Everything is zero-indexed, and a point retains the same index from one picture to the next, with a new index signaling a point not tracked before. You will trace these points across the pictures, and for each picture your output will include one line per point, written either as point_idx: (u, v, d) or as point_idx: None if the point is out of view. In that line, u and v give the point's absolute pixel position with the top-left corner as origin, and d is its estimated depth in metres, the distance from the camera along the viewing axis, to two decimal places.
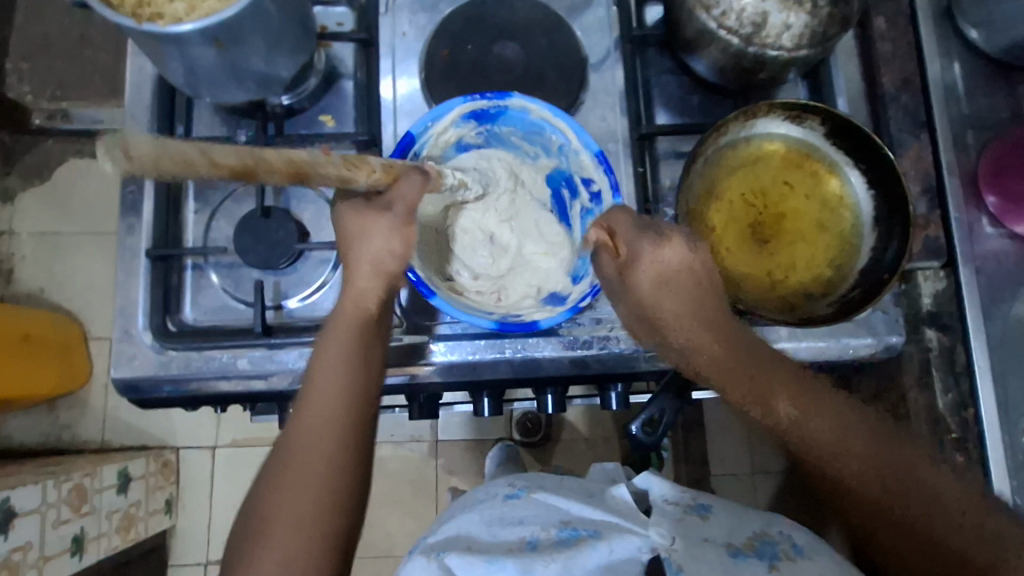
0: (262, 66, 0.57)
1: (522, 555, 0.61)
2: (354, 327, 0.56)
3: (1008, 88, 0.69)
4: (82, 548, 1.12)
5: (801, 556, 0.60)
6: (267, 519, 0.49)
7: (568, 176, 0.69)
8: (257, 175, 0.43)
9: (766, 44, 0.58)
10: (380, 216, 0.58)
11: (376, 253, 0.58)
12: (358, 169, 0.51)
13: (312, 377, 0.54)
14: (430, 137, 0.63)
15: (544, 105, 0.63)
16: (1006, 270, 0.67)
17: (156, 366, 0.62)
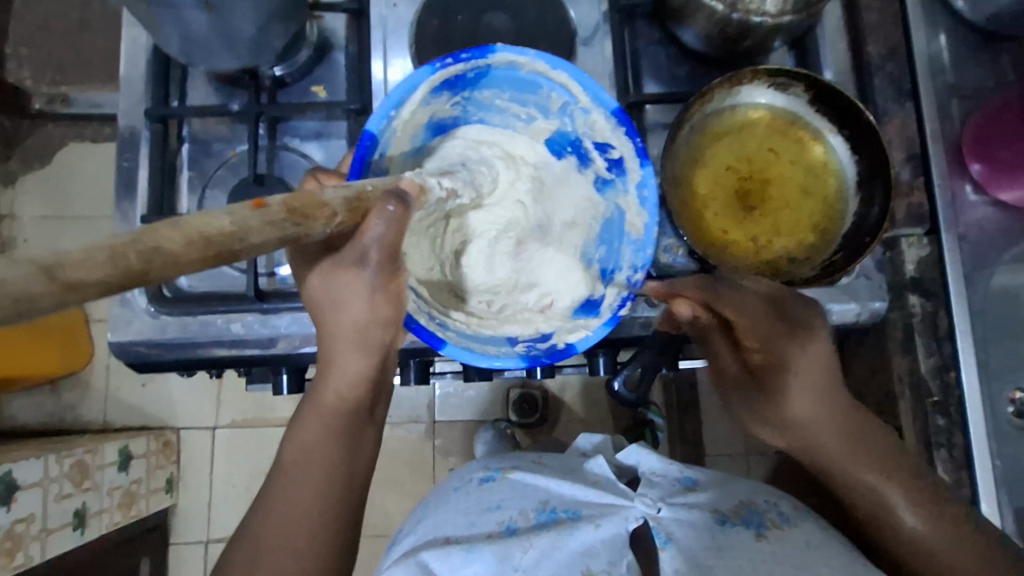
0: (253, 33, 0.58)
1: (501, 541, 0.62)
2: (341, 419, 0.57)
3: (993, 59, 0.70)
4: (84, 523, 1.14)
5: (786, 523, 0.62)
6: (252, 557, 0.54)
7: (572, 139, 0.67)
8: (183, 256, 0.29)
9: (750, 10, 0.59)
10: (358, 276, 0.50)
11: (356, 324, 0.53)
12: (310, 219, 0.38)
13: (296, 462, 0.56)
14: (395, 126, 0.60)
15: (535, 57, 0.60)
16: (987, 236, 0.69)
17: (152, 330, 0.63)
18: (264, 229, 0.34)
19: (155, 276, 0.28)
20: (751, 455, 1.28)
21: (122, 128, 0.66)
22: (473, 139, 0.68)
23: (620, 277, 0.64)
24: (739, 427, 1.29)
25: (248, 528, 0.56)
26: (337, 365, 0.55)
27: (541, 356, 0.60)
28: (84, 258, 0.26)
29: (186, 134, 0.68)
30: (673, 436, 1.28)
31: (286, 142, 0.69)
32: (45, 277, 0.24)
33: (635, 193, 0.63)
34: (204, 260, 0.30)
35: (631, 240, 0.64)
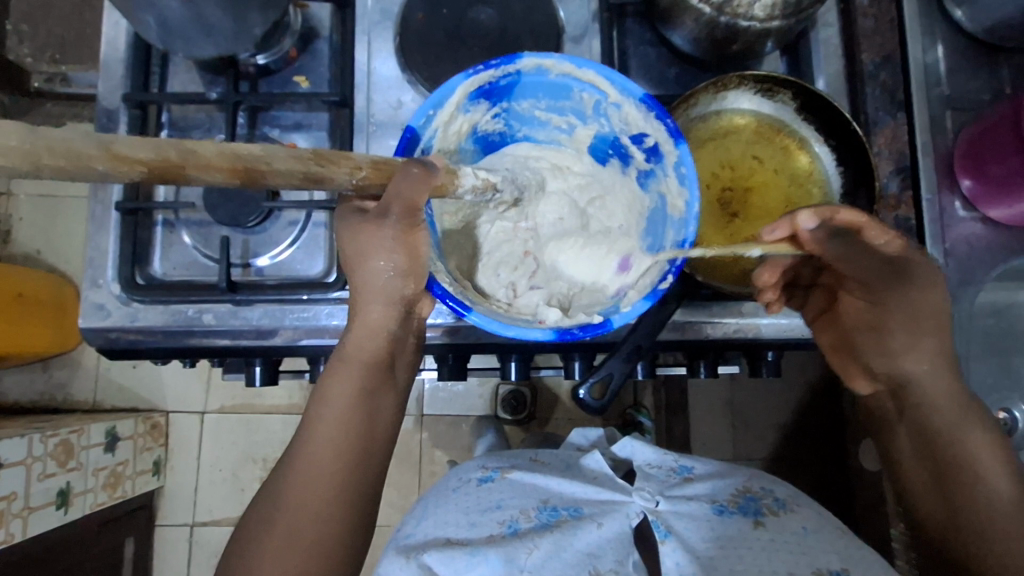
0: (231, 21, 0.57)
1: (505, 543, 0.59)
2: (364, 374, 0.54)
3: (991, 70, 0.68)
4: (68, 501, 1.15)
5: (782, 510, 0.63)
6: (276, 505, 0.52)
7: (612, 140, 0.63)
8: (185, 173, 0.36)
9: (738, 14, 0.57)
10: (379, 228, 0.50)
11: (378, 276, 0.52)
12: (334, 165, 0.42)
13: (315, 420, 0.53)
14: (434, 126, 0.56)
15: (561, 58, 0.58)
16: (974, 253, 0.68)
17: (123, 317, 0.63)
18: (289, 159, 0.40)
19: (189, 172, 0.36)
20: (738, 460, 1.26)
21: (100, 112, 0.65)
22: (520, 155, 0.65)
23: (663, 254, 0.58)
24: (728, 431, 1.27)
25: (260, 497, 0.53)
26: (361, 318, 0.54)
27: (575, 327, 0.53)
28: (138, 143, 0.34)
29: (164, 120, 0.68)
30: (660, 437, 1.27)
31: (265, 132, 0.68)
32: (101, 145, 0.33)
33: (673, 174, 0.57)
34: (231, 172, 0.37)
35: (673, 219, 0.58)
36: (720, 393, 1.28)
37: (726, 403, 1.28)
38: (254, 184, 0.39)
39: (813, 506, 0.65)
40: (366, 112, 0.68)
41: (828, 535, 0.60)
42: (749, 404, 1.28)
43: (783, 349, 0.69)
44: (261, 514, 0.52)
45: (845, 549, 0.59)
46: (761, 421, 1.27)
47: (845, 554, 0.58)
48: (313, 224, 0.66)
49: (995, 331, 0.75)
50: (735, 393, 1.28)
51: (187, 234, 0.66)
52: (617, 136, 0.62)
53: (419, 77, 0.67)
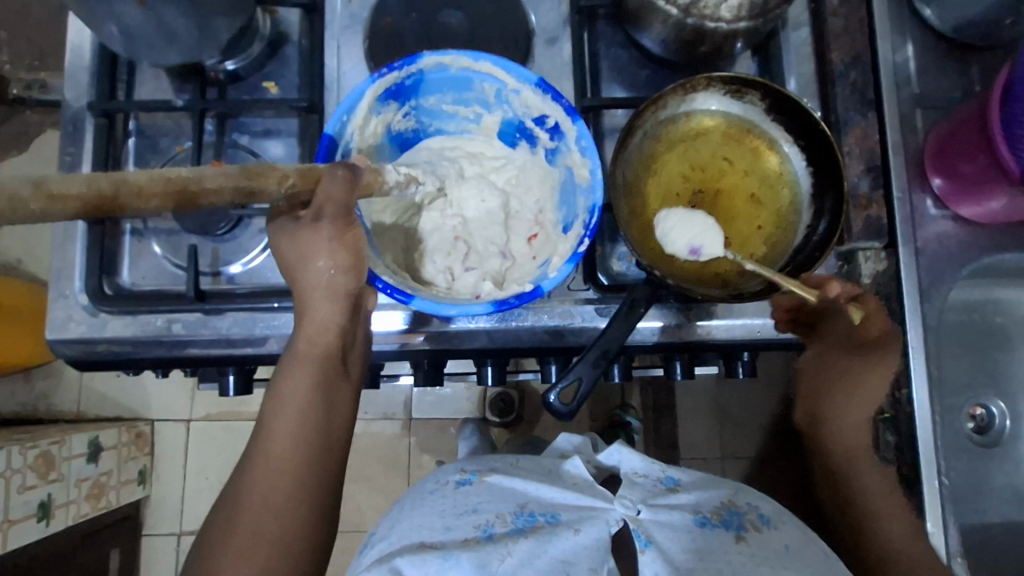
0: (194, 28, 0.56)
1: (478, 548, 0.59)
2: (317, 369, 0.53)
3: (962, 68, 0.69)
4: (49, 514, 1.13)
5: (765, 526, 0.62)
6: (237, 501, 0.51)
7: (518, 124, 0.64)
8: (119, 206, 0.37)
9: (705, 16, 0.57)
10: (314, 234, 0.50)
11: (320, 276, 0.52)
12: (263, 178, 0.42)
13: (272, 419, 0.52)
14: (351, 131, 0.57)
15: (457, 53, 0.58)
16: (945, 251, 0.68)
17: (91, 328, 0.62)
18: (219, 177, 0.40)
19: (125, 203, 0.37)
20: (726, 459, 1.26)
21: (65, 121, 0.65)
22: (436, 150, 0.66)
23: (577, 224, 0.59)
24: (715, 430, 1.28)
25: (222, 497, 0.53)
26: (308, 314, 0.53)
27: (510, 297, 0.55)
28: (68, 178, 0.35)
29: (132, 128, 0.67)
30: (648, 437, 1.27)
31: (235, 139, 0.67)
32: (33, 186, 0.34)
33: (575, 148, 0.59)
34: (165, 194, 0.38)
35: (582, 188, 0.60)
36: (707, 392, 1.28)
37: (713, 402, 1.29)
38: (188, 206, 0.40)
39: (798, 523, 0.64)
40: None
41: (809, 557, 0.59)
42: (735, 403, 1.28)
43: (759, 350, 0.68)
44: (225, 511, 0.51)
45: (816, 560, 0.60)
46: (748, 420, 1.28)
47: (818, 567, 0.59)
48: None
49: (971, 327, 0.78)
50: (722, 392, 1.28)
51: (156, 243, 0.65)
52: (520, 119, 0.64)
53: None
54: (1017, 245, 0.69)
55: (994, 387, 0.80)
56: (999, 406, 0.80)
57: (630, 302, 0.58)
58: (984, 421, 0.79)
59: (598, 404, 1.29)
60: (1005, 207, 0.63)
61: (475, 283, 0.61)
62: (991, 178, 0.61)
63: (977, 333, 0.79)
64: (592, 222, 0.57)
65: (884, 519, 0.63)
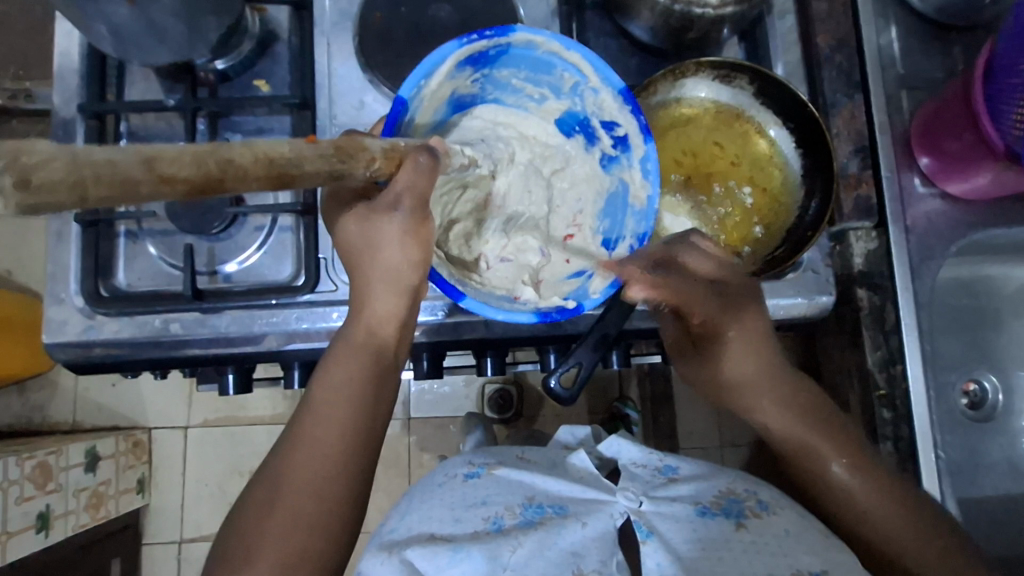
0: (184, 27, 0.56)
1: (489, 540, 0.59)
2: (372, 356, 0.54)
3: (945, 49, 0.70)
4: (48, 525, 1.13)
5: (766, 512, 0.61)
6: (275, 484, 0.49)
7: (581, 119, 0.63)
8: (224, 187, 0.32)
9: (692, 2, 0.58)
10: (387, 221, 0.49)
11: (390, 265, 0.52)
12: (354, 160, 0.40)
13: (322, 403, 0.52)
14: (424, 95, 0.56)
15: (552, 36, 0.56)
16: (936, 230, 0.69)
17: (88, 331, 0.62)
18: (316, 160, 0.37)
19: (228, 185, 0.31)
20: (725, 447, 1.27)
21: (55, 123, 0.64)
22: (489, 120, 0.64)
23: (623, 246, 0.62)
24: (714, 418, 1.28)
25: (260, 476, 0.51)
26: (371, 302, 0.54)
27: (553, 311, 0.56)
28: (179, 158, 0.29)
29: (123, 130, 0.67)
30: (648, 428, 1.28)
31: (227, 138, 0.67)
32: (145, 166, 0.28)
33: (638, 167, 0.60)
34: (267, 178, 0.34)
35: (634, 209, 0.61)
36: None
37: None
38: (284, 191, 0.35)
39: (796, 506, 0.63)
40: (328, 114, 0.68)
41: (812, 538, 0.57)
42: None
43: None
44: (260, 496, 0.49)
45: (830, 547, 0.57)
46: None
47: (829, 556, 0.55)
48: (281, 229, 0.66)
49: (965, 307, 0.80)
50: None
51: (151, 244, 0.65)
52: (586, 118, 0.63)
53: (381, 76, 0.67)
54: (1004, 222, 0.70)
55: (984, 362, 0.81)
56: (991, 381, 0.81)
57: None
58: (978, 398, 0.81)
59: (597, 397, 1.29)
60: (992, 184, 0.64)
61: (511, 276, 0.62)
62: (979, 153, 0.62)
63: (968, 310, 0.80)
64: (639, 249, 0.59)
65: (857, 483, 0.57)
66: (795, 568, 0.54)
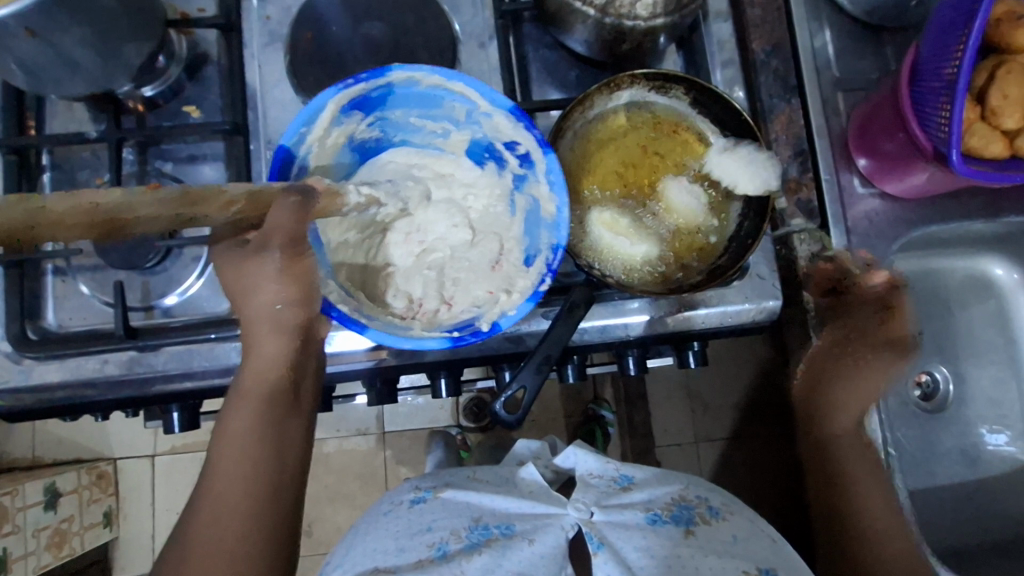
0: (96, 57, 0.54)
1: (432, 569, 0.57)
2: (264, 404, 0.51)
3: (879, 49, 0.70)
4: (7, 568, 1.09)
5: (715, 518, 0.62)
6: (182, 557, 0.46)
7: (487, 146, 0.63)
8: (39, 235, 0.38)
9: (621, 15, 0.58)
10: (261, 262, 0.49)
11: (267, 308, 0.50)
12: (204, 204, 0.42)
13: (218, 462, 0.49)
14: (309, 143, 0.56)
15: (429, 69, 0.56)
16: (877, 229, 0.70)
17: (18, 376, 0.59)
18: (152, 205, 0.40)
19: (41, 233, 0.38)
20: (700, 442, 1.28)
21: None
22: (400, 162, 0.65)
23: (540, 260, 0.58)
24: (688, 415, 1.29)
25: (169, 548, 0.48)
26: (254, 350, 0.52)
27: (467, 334, 0.55)
28: None
29: (46, 163, 0.64)
30: (623, 429, 1.28)
31: (158, 167, 0.65)
32: (29, 213, 0.36)
33: (543, 180, 0.58)
34: (88, 226, 0.39)
35: (547, 223, 0.59)
36: (677, 378, 1.29)
37: (684, 388, 1.30)
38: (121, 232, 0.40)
39: (744, 513, 0.65)
40: (263, 138, 0.66)
41: (756, 543, 0.60)
42: (707, 388, 1.29)
43: (709, 338, 0.70)
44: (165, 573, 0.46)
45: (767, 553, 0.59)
46: (719, 403, 1.29)
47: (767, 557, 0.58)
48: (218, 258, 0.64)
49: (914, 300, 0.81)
50: (692, 377, 1.29)
51: (82, 282, 0.62)
52: (488, 142, 0.62)
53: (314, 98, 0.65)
54: (943, 217, 0.71)
55: (936, 353, 0.83)
56: (942, 371, 0.83)
57: (570, 305, 0.58)
58: (931, 389, 0.83)
59: (572, 401, 1.28)
60: (928, 182, 0.64)
61: (429, 310, 0.60)
62: (913, 154, 0.62)
63: (916, 302, 0.81)
64: (553, 261, 0.56)
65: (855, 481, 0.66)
66: (743, 568, 0.56)
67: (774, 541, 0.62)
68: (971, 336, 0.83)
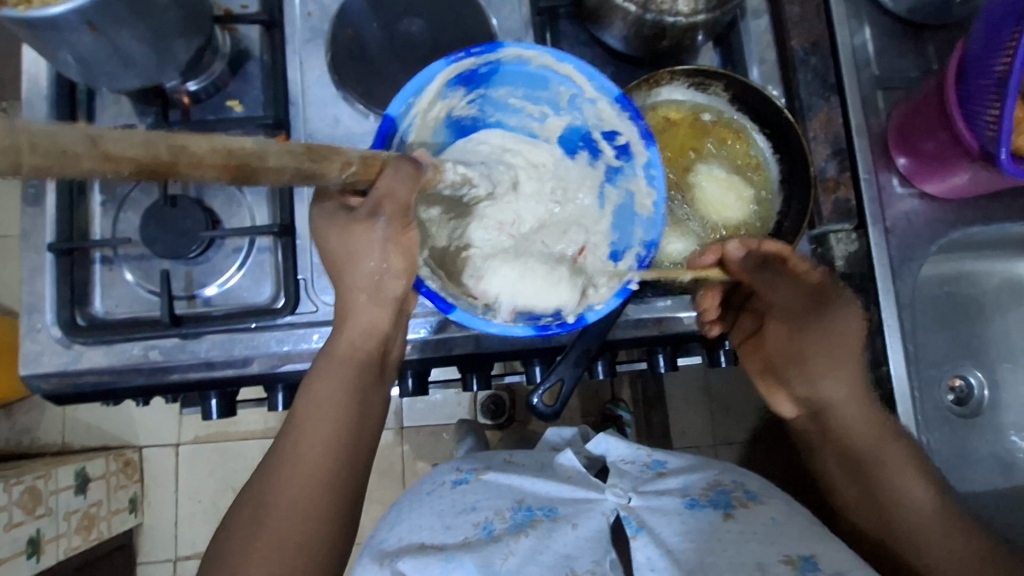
0: (150, 50, 0.55)
1: (481, 548, 0.58)
2: (356, 372, 0.53)
3: (919, 49, 0.69)
4: (39, 549, 1.12)
5: (754, 500, 0.62)
6: (262, 511, 0.50)
7: (584, 133, 0.63)
8: (177, 171, 0.31)
9: (663, 11, 0.58)
10: (370, 230, 0.48)
11: (369, 277, 0.51)
12: (326, 162, 0.39)
13: (304, 423, 0.52)
14: (414, 113, 0.55)
15: (543, 50, 0.57)
16: (915, 229, 0.69)
17: (67, 361, 0.61)
18: (283, 155, 0.36)
19: (181, 171, 0.31)
20: (719, 444, 1.27)
21: None
22: (494, 142, 0.64)
23: (630, 255, 0.61)
24: (707, 416, 1.28)
25: (241, 504, 0.51)
26: (354, 317, 0.53)
27: (553, 325, 0.55)
28: (124, 137, 0.28)
29: None
30: (641, 429, 1.28)
31: None
32: (88, 142, 0.27)
33: (643, 174, 0.59)
34: (227, 169, 0.33)
35: (642, 219, 0.60)
36: (696, 379, 1.29)
37: (704, 390, 1.29)
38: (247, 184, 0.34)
39: (782, 496, 0.64)
40: (303, 131, 0.68)
41: (801, 522, 0.59)
42: (726, 390, 1.29)
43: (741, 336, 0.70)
44: (246, 522, 0.50)
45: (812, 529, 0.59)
46: (739, 405, 1.28)
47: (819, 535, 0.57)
48: (258, 249, 0.65)
49: (948, 303, 0.80)
50: (711, 378, 1.29)
51: (128, 271, 0.64)
52: (587, 129, 0.63)
53: (354, 93, 0.66)
54: (983, 219, 0.70)
55: (970, 357, 0.82)
56: (977, 376, 0.82)
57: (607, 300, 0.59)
58: (965, 393, 0.81)
59: (590, 399, 1.28)
60: (969, 182, 0.64)
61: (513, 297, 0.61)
62: (954, 153, 0.61)
63: (950, 306, 0.81)
64: (645, 258, 0.59)
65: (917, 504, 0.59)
66: (783, 554, 0.55)
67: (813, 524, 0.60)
68: (1006, 341, 0.82)
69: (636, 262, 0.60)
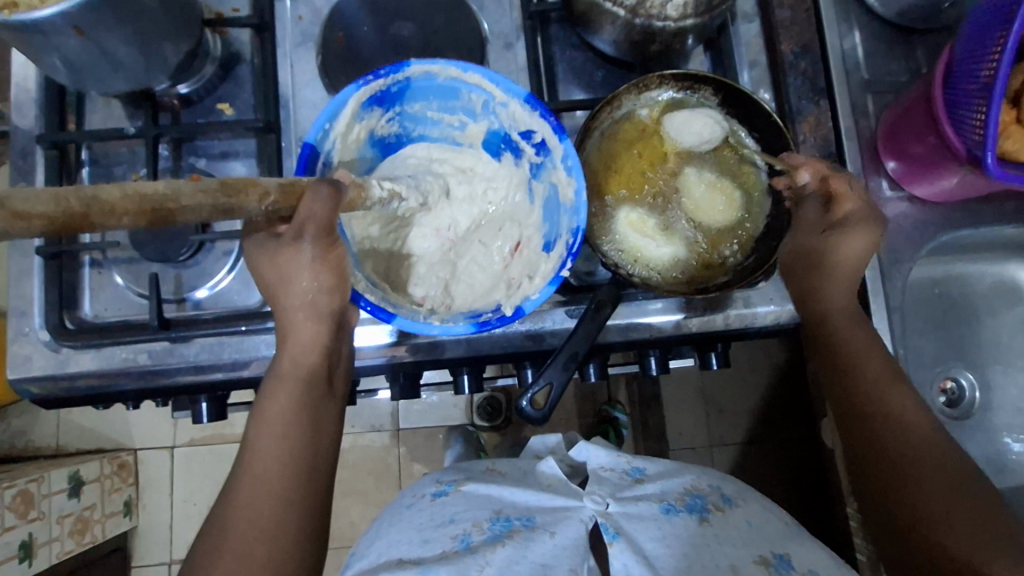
0: (137, 54, 0.55)
1: (457, 560, 0.57)
2: (303, 388, 0.53)
3: (909, 52, 0.70)
4: (31, 554, 1.11)
5: (728, 505, 0.63)
6: (219, 533, 0.50)
7: (503, 136, 0.64)
8: (90, 223, 0.35)
9: (651, 15, 0.58)
10: (296, 252, 0.50)
11: (302, 296, 0.52)
12: (243, 194, 0.41)
13: (256, 443, 0.52)
14: (333, 139, 0.57)
15: (447, 63, 0.57)
16: (905, 232, 0.70)
17: (55, 365, 0.61)
18: (197, 194, 0.38)
19: (93, 221, 0.35)
20: (715, 447, 1.27)
21: (14, 154, 0.64)
22: (420, 155, 0.65)
23: (560, 244, 0.60)
24: (702, 418, 1.28)
25: (205, 528, 0.51)
26: (292, 335, 0.53)
27: (492, 319, 0.56)
28: (33, 196, 0.33)
29: (85, 158, 0.66)
30: (636, 431, 1.27)
31: (192, 163, 0.66)
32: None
33: (561, 166, 0.59)
34: (140, 213, 0.36)
35: (566, 206, 0.60)
36: (692, 381, 1.29)
37: (700, 393, 1.29)
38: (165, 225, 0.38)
39: (759, 499, 0.66)
40: (294, 135, 0.67)
41: (772, 530, 0.61)
42: (721, 392, 1.28)
43: (732, 339, 0.70)
44: (205, 543, 0.50)
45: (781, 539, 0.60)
46: (734, 407, 1.28)
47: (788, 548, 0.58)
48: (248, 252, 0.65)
49: (940, 305, 0.80)
50: (707, 380, 1.28)
51: (117, 274, 0.64)
52: (503, 131, 0.63)
53: None
54: (973, 222, 0.70)
55: (962, 359, 0.82)
56: (968, 378, 0.82)
57: (597, 301, 0.59)
58: (956, 395, 0.81)
59: (586, 401, 1.28)
60: (958, 185, 0.64)
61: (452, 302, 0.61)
62: (943, 157, 0.62)
63: (942, 308, 0.81)
64: (573, 243, 0.57)
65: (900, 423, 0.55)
66: (757, 553, 0.57)
67: (786, 524, 0.63)
68: (997, 343, 0.83)
69: (566, 249, 0.58)
